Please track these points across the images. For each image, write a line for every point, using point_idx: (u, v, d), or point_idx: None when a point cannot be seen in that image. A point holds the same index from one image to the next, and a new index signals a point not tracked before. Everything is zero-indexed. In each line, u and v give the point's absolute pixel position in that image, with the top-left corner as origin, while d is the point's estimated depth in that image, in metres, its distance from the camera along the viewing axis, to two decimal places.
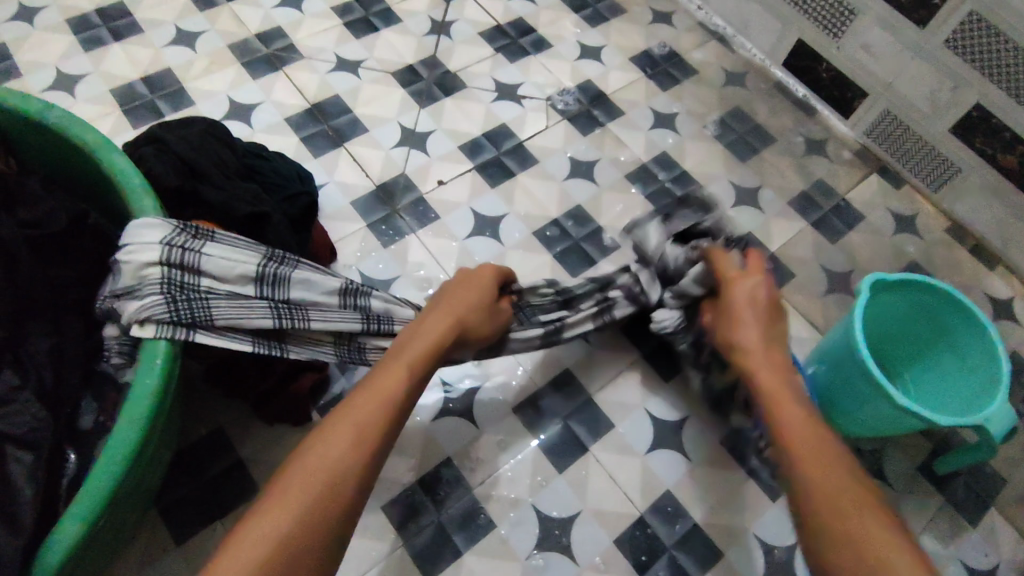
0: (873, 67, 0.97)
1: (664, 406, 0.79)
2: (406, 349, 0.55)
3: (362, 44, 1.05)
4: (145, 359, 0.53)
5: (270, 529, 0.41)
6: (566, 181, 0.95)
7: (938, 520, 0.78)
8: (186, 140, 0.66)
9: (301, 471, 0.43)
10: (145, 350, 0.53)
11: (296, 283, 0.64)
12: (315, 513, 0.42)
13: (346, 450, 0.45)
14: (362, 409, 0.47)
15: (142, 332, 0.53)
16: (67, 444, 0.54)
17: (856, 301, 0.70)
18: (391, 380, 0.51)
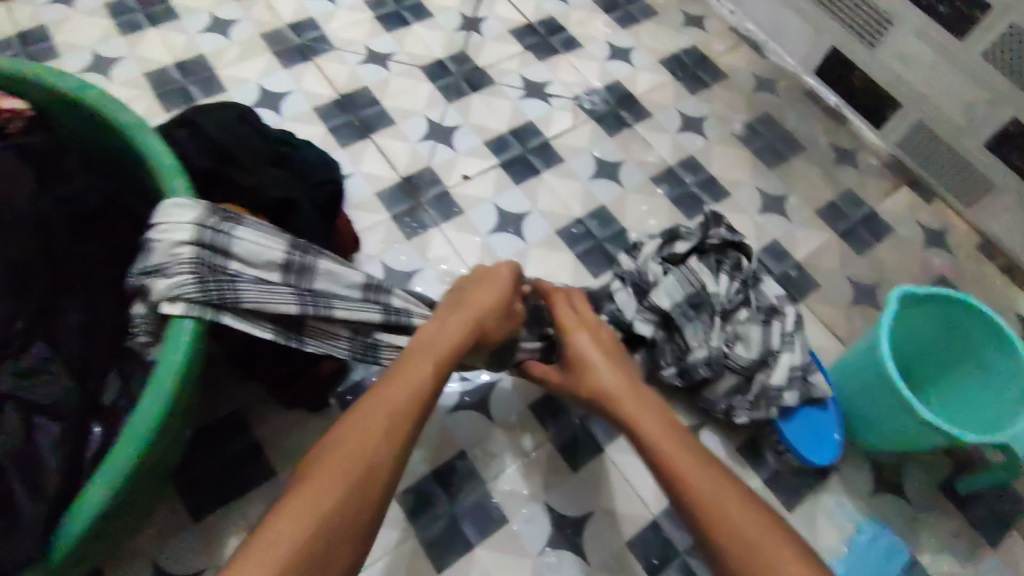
0: (908, 78, 0.95)
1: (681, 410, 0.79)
2: (432, 346, 0.58)
3: (392, 37, 1.05)
4: (173, 332, 0.54)
5: (311, 508, 0.45)
6: (591, 181, 0.95)
7: (958, 539, 0.76)
8: (220, 124, 0.67)
9: (333, 462, 0.48)
10: (172, 322, 0.54)
11: (321, 274, 0.64)
12: (352, 494, 0.47)
13: (373, 443, 0.49)
14: (388, 401, 0.52)
15: (171, 309, 0.54)
16: (92, 418, 0.55)
17: (885, 313, 0.70)
18: (414, 378, 0.54)
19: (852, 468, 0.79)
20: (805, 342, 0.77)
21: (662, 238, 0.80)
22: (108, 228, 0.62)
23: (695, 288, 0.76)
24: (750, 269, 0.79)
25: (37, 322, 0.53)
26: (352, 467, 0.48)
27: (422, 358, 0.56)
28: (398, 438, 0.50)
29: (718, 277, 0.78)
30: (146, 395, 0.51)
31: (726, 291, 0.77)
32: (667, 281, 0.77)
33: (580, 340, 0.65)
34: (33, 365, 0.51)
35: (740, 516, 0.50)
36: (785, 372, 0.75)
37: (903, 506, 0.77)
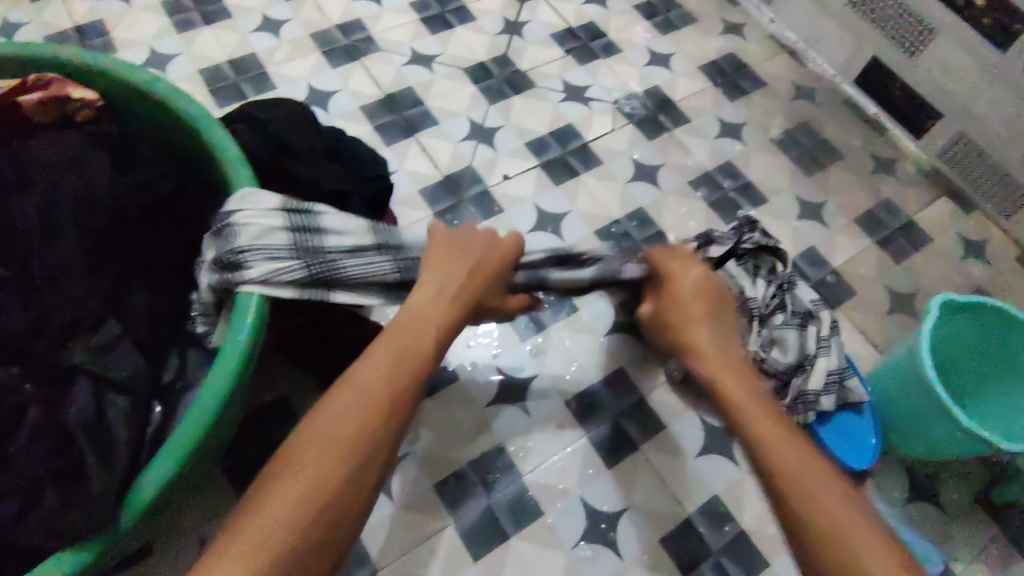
0: (950, 88, 0.95)
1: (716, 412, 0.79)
2: (427, 315, 0.53)
3: (436, 39, 1.08)
4: (238, 309, 0.56)
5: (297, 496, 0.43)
6: (629, 183, 0.96)
7: (994, 551, 0.76)
8: (280, 118, 0.70)
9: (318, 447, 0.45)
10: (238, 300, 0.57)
11: (408, 237, 0.65)
12: (342, 481, 0.44)
13: (365, 424, 0.46)
14: (378, 379, 0.48)
15: (273, 290, 0.57)
16: (154, 397, 0.57)
17: (925, 319, 0.70)
18: (411, 354, 0.51)
19: (885, 475, 0.79)
20: (840, 347, 0.78)
21: (698, 241, 0.80)
22: (174, 216, 0.64)
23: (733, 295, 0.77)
24: (785, 275, 0.80)
25: (108, 302, 0.58)
26: (339, 450, 0.45)
27: (417, 329, 0.52)
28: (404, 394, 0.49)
29: (755, 282, 0.79)
30: (213, 370, 0.54)
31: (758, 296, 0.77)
32: None
33: (680, 290, 0.61)
34: (106, 342, 0.56)
35: (830, 502, 0.47)
36: (821, 377, 0.76)
37: (938, 516, 0.77)
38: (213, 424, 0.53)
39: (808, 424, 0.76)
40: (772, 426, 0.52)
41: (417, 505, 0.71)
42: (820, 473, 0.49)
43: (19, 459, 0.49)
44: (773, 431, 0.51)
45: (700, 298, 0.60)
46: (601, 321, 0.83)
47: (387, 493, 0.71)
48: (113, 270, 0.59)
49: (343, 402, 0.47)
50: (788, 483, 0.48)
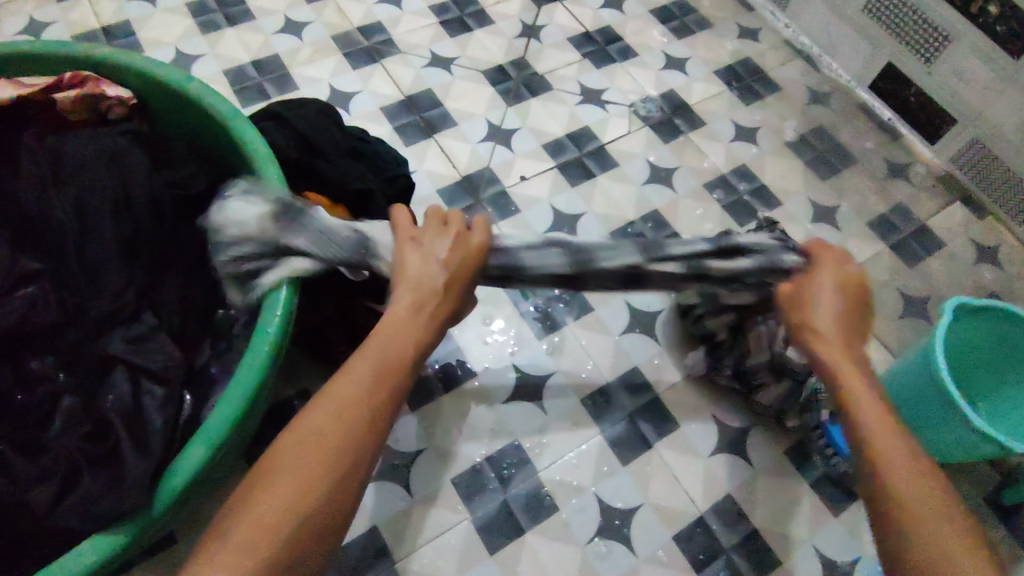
0: (965, 95, 0.96)
1: (729, 412, 0.80)
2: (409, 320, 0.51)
3: (455, 42, 1.10)
4: (269, 303, 0.58)
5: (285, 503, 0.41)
6: (645, 186, 0.97)
7: (1005, 552, 0.76)
8: (306, 118, 0.71)
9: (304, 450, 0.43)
10: (268, 295, 0.58)
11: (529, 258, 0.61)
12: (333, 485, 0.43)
13: (352, 430, 0.44)
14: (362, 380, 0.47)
15: None
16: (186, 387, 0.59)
17: (939, 324, 0.71)
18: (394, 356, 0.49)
19: None
20: None
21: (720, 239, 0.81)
22: (206, 212, 0.66)
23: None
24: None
25: (142, 294, 0.60)
26: (323, 456, 0.43)
27: (400, 329, 0.50)
28: (371, 415, 0.45)
29: None
30: (245, 361, 0.55)
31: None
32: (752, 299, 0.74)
33: (818, 284, 0.55)
34: (143, 334, 0.58)
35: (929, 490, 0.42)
36: None
37: None
38: (244, 413, 0.55)
39: (820, 423, 0.76)
40: (886, 425, 0.45)
41: (435, 498, 0.73)
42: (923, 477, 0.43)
43: (57, 444, 0.52)
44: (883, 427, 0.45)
45: (832, 294, 0.54)
46: (616, 321, 0.85)
47: (406, 487, 0.73)
48: (147, 263, 0.61)
49: (303, 419, 0.44)
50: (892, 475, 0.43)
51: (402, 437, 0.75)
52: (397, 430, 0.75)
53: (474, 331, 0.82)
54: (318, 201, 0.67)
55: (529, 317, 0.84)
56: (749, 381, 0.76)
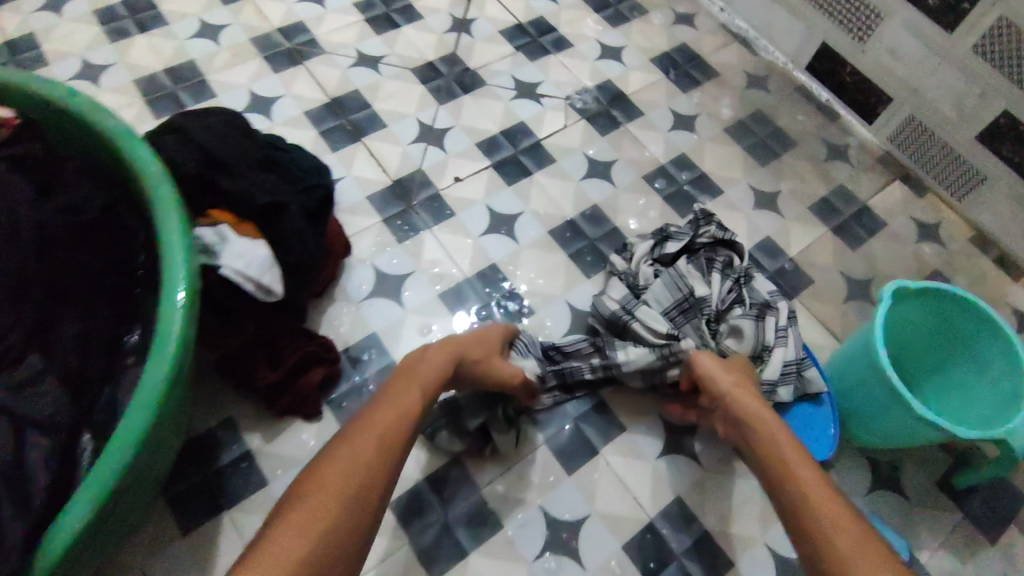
0: (899, 72, 0.95)
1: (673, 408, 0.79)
2: (416, 375, 0.61)
3: (382, 40, 1.05)
4: (163, 329, 0.54)
5: (321, 510, 0.49)
6: (583, 181, 0.95)
7: (956, 535, 0.76)
8: (209, 129, 0.66)
9: (331, 473, 0.51)
10: (161, 320, 0.54)
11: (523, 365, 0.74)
12: (349, 509, 0.50)
13: (365, 462, 0.53)
14: (380, 426, 0.55)
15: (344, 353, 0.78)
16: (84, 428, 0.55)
17: (878, 309, 0.70)
18: (403, 405, 0.58)
19: (845, 466, 0.79)
20: (798, 337, 0.78)
21: (654, 239, 0.83)
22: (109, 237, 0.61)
23: (684, 293, 0.78)
24: (741, 268, 0.81)
25: (33, 335, 0.55)
26: (346, 485, 0.51)
27: (411, 386, 0.60)
28: (376, 451, 0.54)
29: (709, 278, 0.80)
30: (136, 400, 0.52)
31: (721, 292, 0.78)
32: (655, 286, 0.79)
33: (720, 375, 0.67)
34: (27, 378, 0.52)
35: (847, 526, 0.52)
36: (778, 367, 0.74)
37: (900, 502, 0.77)
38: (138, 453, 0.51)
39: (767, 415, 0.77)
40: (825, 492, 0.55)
41: None
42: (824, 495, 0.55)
43: None
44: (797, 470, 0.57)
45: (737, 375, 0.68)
46: (558, 325, 0.83)
47: None
48: (39, 299, 0.56)
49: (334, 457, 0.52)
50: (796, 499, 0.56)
51: None
52: None
53: (412, 344, 0.80)
54: (220, 219, 0.63)
55: (467, 323, 0.82)
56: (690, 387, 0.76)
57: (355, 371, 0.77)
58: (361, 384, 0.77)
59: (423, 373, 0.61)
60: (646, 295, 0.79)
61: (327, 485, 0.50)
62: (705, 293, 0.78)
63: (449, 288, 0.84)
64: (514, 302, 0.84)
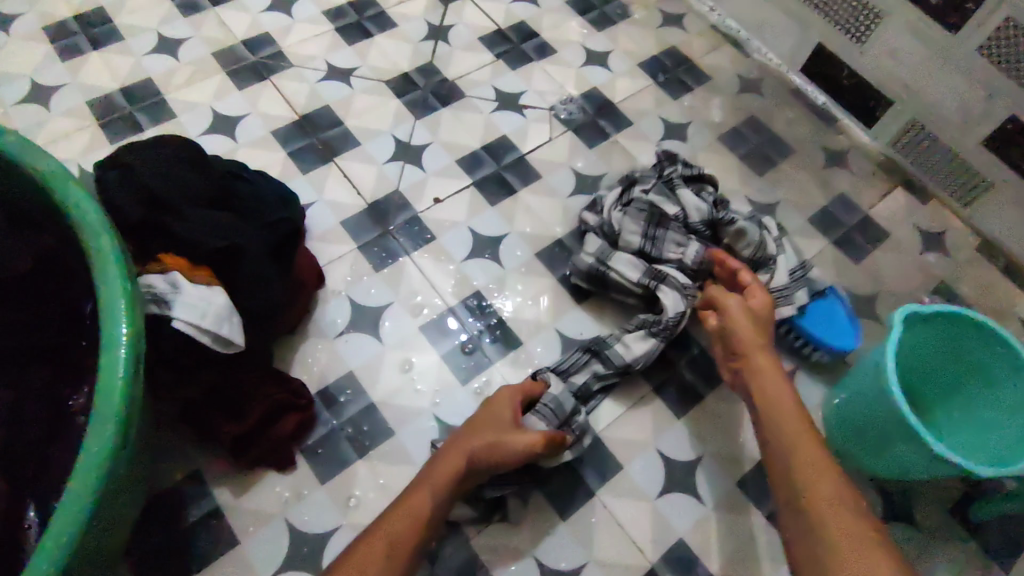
0: (899, 74, 0.90)
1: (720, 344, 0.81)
2: (434, 467, 0.58)
3: (354, 50, 0.99)
4: (105, 387, 0.48)
5: None
6: (570, 197, 0.89)
7: (973, 567, 0.72)
8: (154, 166, 0.60)
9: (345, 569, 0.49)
10: (103, 377, 0.48)
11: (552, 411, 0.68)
12: None
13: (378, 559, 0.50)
14: (392, 522, 0.53)
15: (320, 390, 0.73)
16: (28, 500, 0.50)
17: (891, 333, 0.66)
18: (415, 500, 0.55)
19: (857, 497, 0.74)
20: (790, 244, 0.81)
21: (621, 185, 0.84)
22: (48, 288, 0.56)
23: (653, 210, 0.79)
24: (712, 194, 0.84)
25: None
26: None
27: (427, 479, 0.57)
28: (389, 538, 0.52)
29: (680, 197, 0.81)
30: (78, 470, 0.46)
31: (695, 204, 0.80)
32: (629, 223, 0.79)
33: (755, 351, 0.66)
34: None
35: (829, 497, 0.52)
36: (785, 272, 0.78)
37: (915, 536, 0.72)
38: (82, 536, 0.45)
39: (788, 320, 0.79)
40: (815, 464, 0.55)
41: None
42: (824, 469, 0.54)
43: None
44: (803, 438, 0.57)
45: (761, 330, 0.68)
46: (548, 355, 0.78)
47: None
48: None
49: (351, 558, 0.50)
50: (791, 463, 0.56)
51: (310, 516, 0.67)
52: (305, 509, 0.67)
53: (393, 382, 0.74)
54: (171, 265, 0.57)
55: (452, 356, 0.77)
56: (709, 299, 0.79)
57: (332, 414, 0.72)
58: (338, 427, 0.71)
59: (435, 477, 0.57)
60: (622, 232, 0.80)
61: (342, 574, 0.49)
62: (677, 207, 0.81)
63: (432, 318, 0.79)
64: (502, 331, 0.79)
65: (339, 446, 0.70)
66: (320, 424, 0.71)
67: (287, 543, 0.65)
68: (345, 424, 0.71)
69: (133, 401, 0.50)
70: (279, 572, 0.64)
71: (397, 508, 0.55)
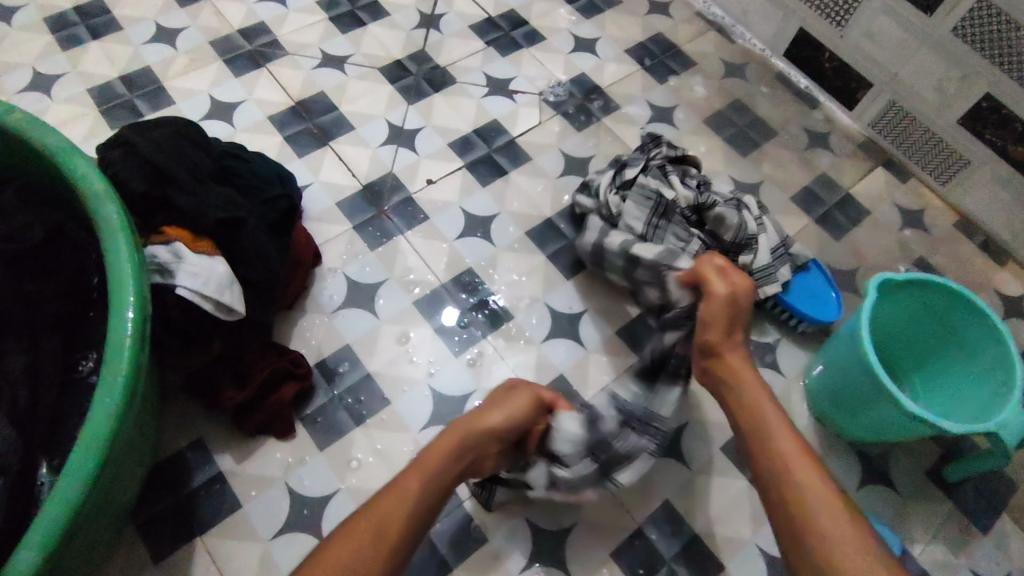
0: (877, 56, 0.93)
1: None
2: (436, 449, 0.56)
3: (348, 38, 1.02)
4: (113, 340, 0.51)
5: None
6: (559, 178, 0.92)
7: (949, 526, 0.74)
8: (157, 143, 0.63)
9: (343, 544, 0.47)
10: (111, 335, 0.51)
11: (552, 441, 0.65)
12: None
13: (376, 536, 0.48)
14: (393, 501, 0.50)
15: (317, 362, 0.75)
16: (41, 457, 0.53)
17: (865, 300, 0.68)
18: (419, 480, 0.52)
19: (837, 460, 0.77)
20: (772, 222, 0.84)
21: (613, 169, 0.84)
22: (59, 258, 0.58)
23: (654, 198, 0.80)
24: (697, 176, 0.85)
25: None
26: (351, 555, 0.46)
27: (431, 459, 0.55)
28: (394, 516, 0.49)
29: (673, 183, 0.82)
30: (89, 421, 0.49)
31: (686, 191, 0.81)
32: (629, 207, 0.79)
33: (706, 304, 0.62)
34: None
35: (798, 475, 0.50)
36: (767, 253, 0.81)
37: (892, 496, 0.75)
38: (95, 479, 0.48)
39: (776, 296, 0.82)
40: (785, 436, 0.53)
41: None
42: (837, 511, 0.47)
43: None
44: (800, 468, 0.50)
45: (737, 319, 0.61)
46: (539, 328, 0.81)
47: (319, 535, 0.67)
48: None
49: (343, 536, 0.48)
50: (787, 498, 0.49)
51: (309, 481, 0.69)
52: (304, 473, 0.69)
53: (389, 354, 0.77)
54: (175, 235, 0.60)
55: (445, 329, 0.79)
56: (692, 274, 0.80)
57: (331, 384, 0.74)
58: (335, 397, 0.74)
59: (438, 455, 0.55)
60: (622, 214, 0.80)
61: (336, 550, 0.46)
62: (669, 192, 0.81)
63: (424, 294, 0.81)
64: (494, 306, 0.81)
65: (336, 414, 0.73)
66: (319, 394, 0.74)
67: (287, 506, 0.68)
68: (343, 395, 0.74)
69: (141, 356, 0.52)
70: (280, 532, 0.66)
71: (383, 498, 0.51)
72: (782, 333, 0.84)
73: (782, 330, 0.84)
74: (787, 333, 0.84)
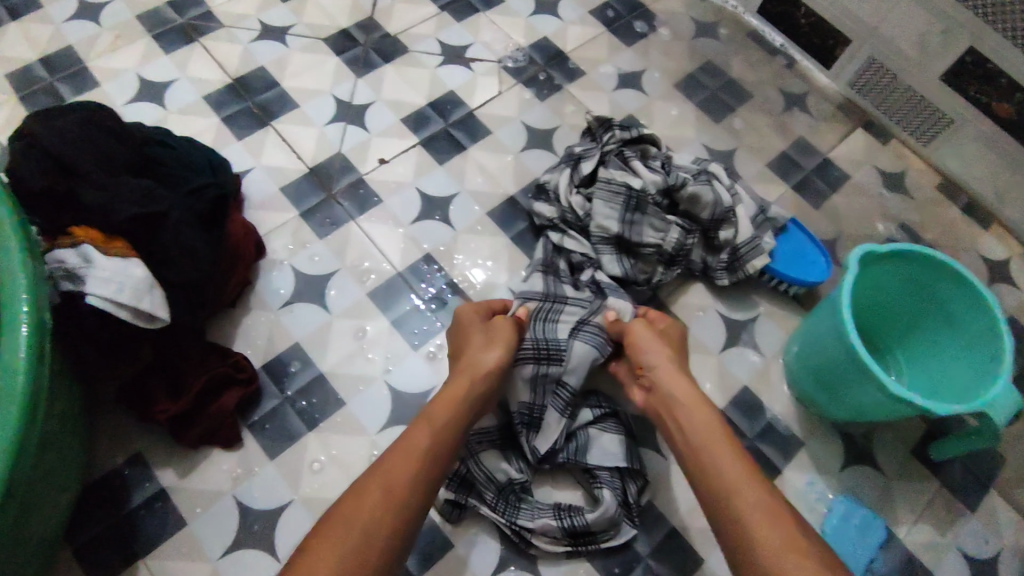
0: (855, 10, 0.87)
1: (686, 298, 0.79)
2: (435, 410, 0.57)
3: (289, 8, 0.94)
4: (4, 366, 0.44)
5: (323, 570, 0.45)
6: (522, 152, 0.86)
7: (935, 505, 0.71)
8: (61, 132, 0.56)
9: (342, 521, 0.48)
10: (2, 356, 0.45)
11: (570, 514, 0.63)
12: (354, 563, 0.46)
13: (372, 513, 0.49)
14: (396, 471, 0.52)
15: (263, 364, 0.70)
16: None
17: (846, 276, 0.64)
18: (416, 448, 0.53)
19: (819, 442, 0.74)
20: (744, 191, 0.80)
21: (568, 166, 0.79)
22: None
23: (623, 192, 0.75)
24: (658, 155, 0.80)
25: None
26: (346, 540, 0.47)
27: (427, 418, 0.57)
28: (408, 479, 0.52)
29: (638, 170, 0.77)
30: None
31: (651, 174, 0.76)
32: (597, 205, 0.75)
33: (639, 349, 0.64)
34: None
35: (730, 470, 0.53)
36: (748, 225, 0.77)
37: (876, 478, 0.72)
38: None
39: (765, 267, 0.77)
40: (716, 443, 0.55)
41: None
42: (784, 520, 0.48)
43: None
44: (736, 471, 0.52)
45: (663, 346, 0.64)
46: None
47: (272, 550, 0.62)
48: None
49: (341, 518, 0.48)
50: (737, 515, 0.50)
51: (259, 493, 0.64)
52: (254, 485, 0.65)
53: (344, 351, 0.72)
54: (83, 239, 0.55)
55: (402, 321, 0.74)
56: (670, 264, 0.76)
57: (281, 386, 0.69)
58: (287, 399, 0.69)
59: (436, 417, 0.56)
60: (590, 214, 0.76)
61: (331, 533, 0.47)
62: (637, 181, 0.76)
63: (380, 284, 0.76)
64: (453, 294, 0.76)
65: (288, 418, 0.68)
66: (269, 397, 0.68)
67: (237, 521, 0.63)
68: (294, 397, 0.69)
69: (39, 380, 0.46)
70: (230, 550, 0.62)
71: (377, 473, 0.51)
72: (774, 310, 0.80)
73: (777, 303, 0.80)
74: (782, 303, 0.80)
